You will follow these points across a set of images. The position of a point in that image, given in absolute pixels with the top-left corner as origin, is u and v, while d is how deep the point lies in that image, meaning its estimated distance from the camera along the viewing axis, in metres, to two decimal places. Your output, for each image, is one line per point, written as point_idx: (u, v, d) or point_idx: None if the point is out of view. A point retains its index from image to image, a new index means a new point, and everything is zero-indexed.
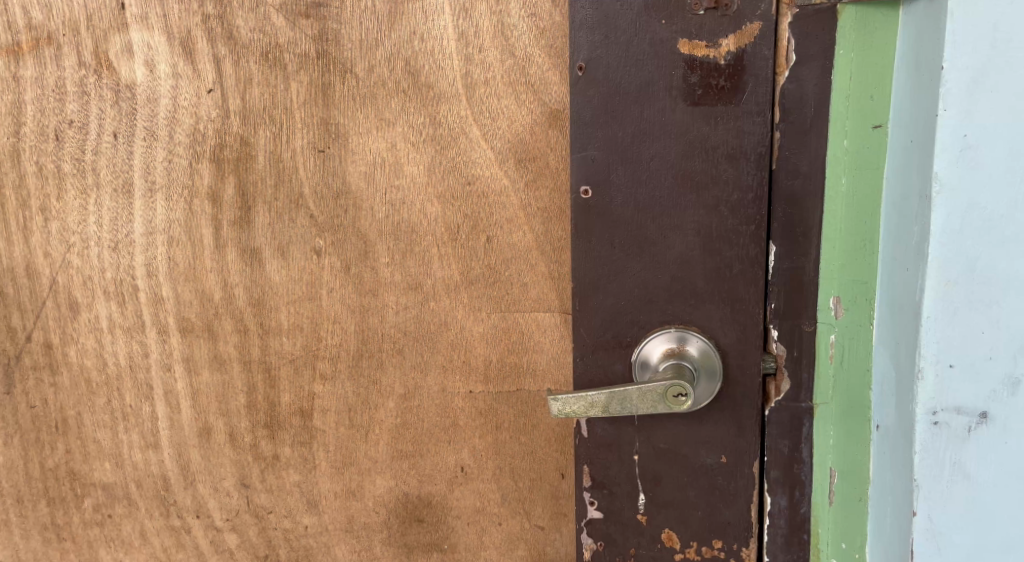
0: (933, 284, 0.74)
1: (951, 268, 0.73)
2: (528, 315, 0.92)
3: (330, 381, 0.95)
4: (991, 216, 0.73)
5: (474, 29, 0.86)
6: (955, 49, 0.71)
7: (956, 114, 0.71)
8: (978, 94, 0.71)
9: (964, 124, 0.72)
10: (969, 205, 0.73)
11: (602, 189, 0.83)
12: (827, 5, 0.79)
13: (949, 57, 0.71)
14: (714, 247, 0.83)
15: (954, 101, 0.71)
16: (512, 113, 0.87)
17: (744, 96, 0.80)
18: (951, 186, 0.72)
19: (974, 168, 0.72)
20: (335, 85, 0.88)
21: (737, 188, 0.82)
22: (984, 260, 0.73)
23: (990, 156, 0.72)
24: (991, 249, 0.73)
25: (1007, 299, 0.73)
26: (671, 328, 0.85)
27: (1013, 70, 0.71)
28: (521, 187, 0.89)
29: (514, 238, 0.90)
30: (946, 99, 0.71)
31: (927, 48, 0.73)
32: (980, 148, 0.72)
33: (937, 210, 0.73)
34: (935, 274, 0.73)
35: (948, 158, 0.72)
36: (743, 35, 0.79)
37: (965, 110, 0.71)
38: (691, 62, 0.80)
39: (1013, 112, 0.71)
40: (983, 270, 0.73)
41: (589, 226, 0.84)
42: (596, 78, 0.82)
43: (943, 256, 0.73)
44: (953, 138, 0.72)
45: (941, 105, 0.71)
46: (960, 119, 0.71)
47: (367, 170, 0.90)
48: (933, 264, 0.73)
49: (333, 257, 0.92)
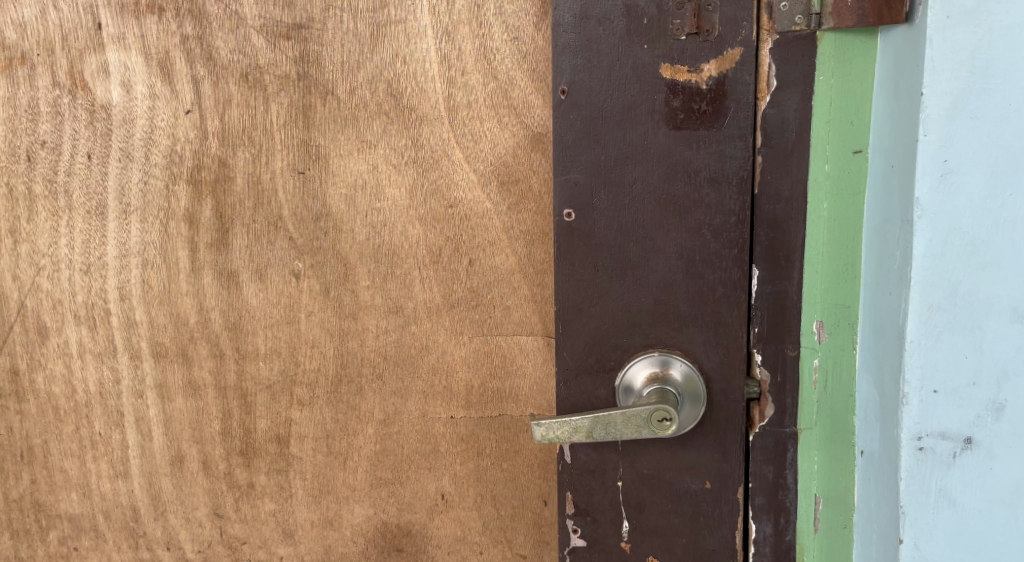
0: (916, 310, 0.73)
1: (934, 293, 0.73)
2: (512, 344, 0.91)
3: (308, 407, 0.93)
4: (973, 241, 0.72)
5: (456, 52, 0.85)
6: (933, 75, 0.70)
7: (937, 140, 0.71)
8: (957, 120, 0.71)
9: (944, 149, 0.71)
10: (951, 230, 0.72)
11: (585, 213, 0.82)
12: (807, 32, 0.77)
13: (928, 83, 0.70)
14: (697, 271, 0.82)
15: (934, 127, 0.71)
16: (495, 136, 0.86)
17: (727, 121, 0.79)
18: (933, 212, 0.72)
19: (955, 193, 0.72)
20: (315, 106, 0.87)
21: (720, 212, 0.80)
22: (966, 284, 0.73)
23: (972, 181, 0.71)
24: (973, 275, 0.73)
25: (989, 325, 0.73)
26: (654, 352, 0.84)
27: (992, 96, 0.70)
28: (504, 210, 0.88)
29: (496, 261, 0.89)
30: (926, 125, 0.71)
31: (905, 73, 0.73)
32: (960, 172, 0.71)
33: (920, 235, 0.72)
34: (919, 299, 0.73)
35: (929, 184, 0.71)
36: (724, 60, 0.78)
37: (945, 136, 0.71)
38: (673, 87, 0.79)
39: (992, 137, 0.71)
40: (966, 296, 0.73)
41: (572, 249, 0.84)
42: (579, 101, 0.81)
43: (926, 281, 0.73)
44: (934, 164, 0.71)
45: (921, 130, 0.71)
46: (941, 145, 0.71)
47: (348, 193, 0.89)
48: (917, 289, 0.73)
49: (312, 280, 0.91)
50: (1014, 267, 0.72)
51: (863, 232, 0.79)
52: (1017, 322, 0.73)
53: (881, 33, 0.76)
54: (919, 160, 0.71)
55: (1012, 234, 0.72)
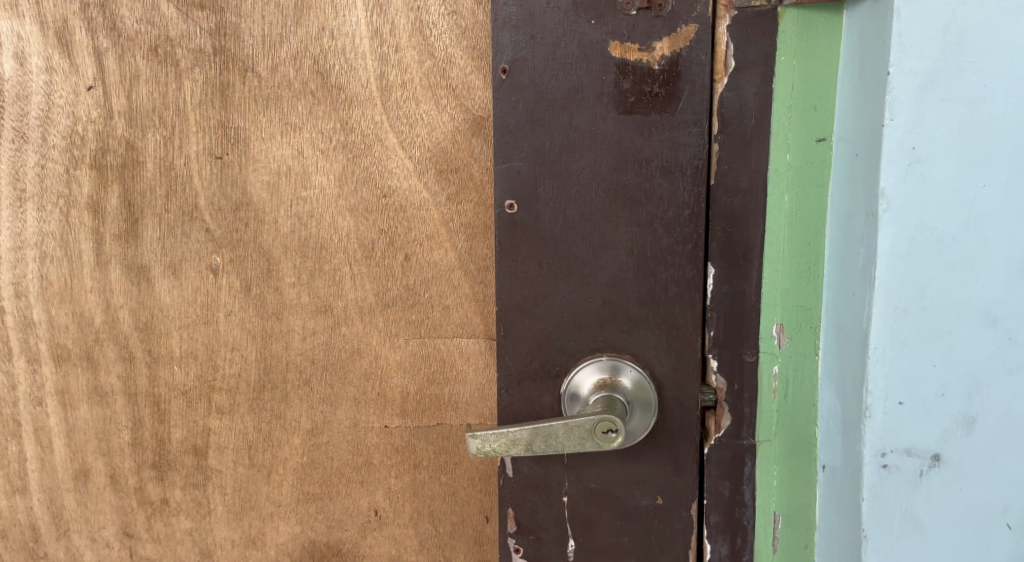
0: (880, 312, 0.67)
1: (901, 295, 0.67)
2: (451, 345, 0.85)
3: (228, 416, 0.86)
4: (943, 237, 0.66)
5: (389, 26, 0.77)
6: (901, 52, 0.64)
7: (905, 125, 0.65)
8: (927, 104, 0.65)
9: (913, 136, 0.65)
10: (919, 226, 0.66)
11: (529, 204, 0.76)
12: (767, 8, 0.70)
13: (895, 61, 0.64)
14: (648, 268, 0.75)
15: (902, 111, 0.65)
16: (432, 119, 0.79)
17: (681, 105, 0.72)
18: (900, 205, 0.66)
19: (923, 184, 0.66)
20: (233, 85, 0.79)
21: (673, 205, 0.74)
22: (935, 285, 0.67)
23: (942, 171, 0.65)
24: (943, 275, 0.67)
25: (960, 331, 0.67)
26: (603, 356, 0.77)
27: (964, 76, 0.64)
28: (442, 201, 0.81)
29: (435, 256, 0.83)
30: (894, 108, 0.65)
31: (872, 52, 0.67)
32: (930, 162, 0.65)
33: (886, 230, 0.66)
34: (885, 302, 0.67)
35: (896, 174, 0.65)
36: (678, 38, 0.71)
37: (913, 121, 0.65)
38: (621, 68, 0.72)
39: (964, 123, 0.65)
40: (935, 298, 0.67)
41: (515, 245, 0.77)
42: (521, 82, 0.73)
43: (893, 282, 0.67)
44: (901, 151, 0.65)
45: (887, 114, 0.65)
46: (909, 131, 0.65)
47: (270, 180, 0.81)
48: (883, 289, 0.67)
49: (232, 275, 0.83)
50: (986, 268, 0.66)
51: (826, 229, 0.73)
52: (990, 328, 0.67)
53: (848, 9, 0.69)
54: (886, 147, 0.65)
55: (985, 230, 0.66)
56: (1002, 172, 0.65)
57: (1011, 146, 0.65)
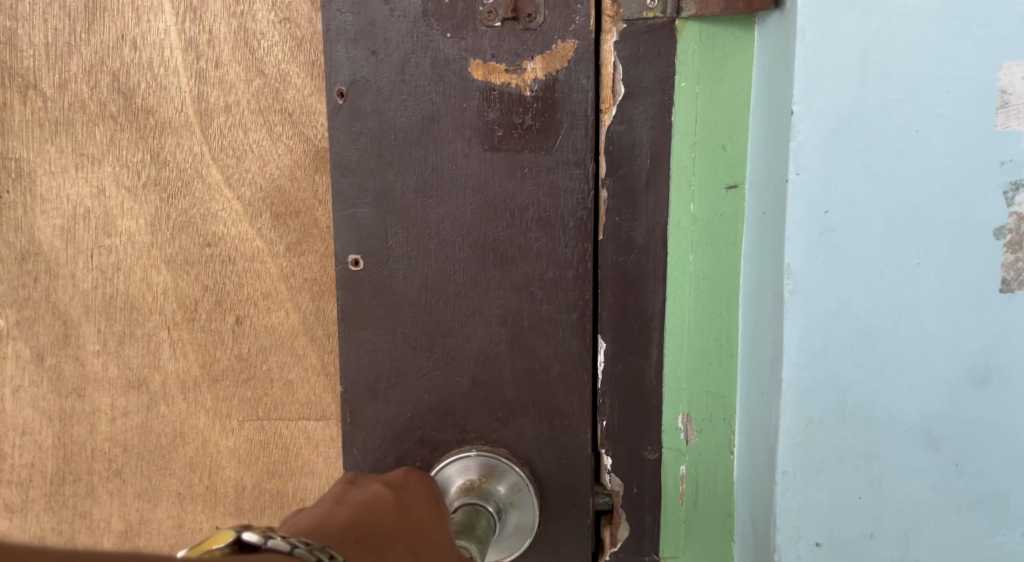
0: (788, 425, 0.52)
1: (814, 404, 0.52)
2: (297, 430, 0.70)
3: (20, 515, 0.70)
4: (867, 330, 0.51)
5: (203, 36, 0.64)
6: (807, 88, 0.50)
7: (815, 181, 0.50)
8: (843, 154, 0.50)
9: (825, 196, 0.51)
10: (836, 313, 0.51)
11: (375, 260, 0.60)
12: (662, 20, 0.56)
13: (801, 98, 0.50)
14: (525, 342, 0.60)
15: (810, 165, 0.50)
16: (264, 151, 0.66)
17: (559, 140, 0.57)
18: (811, 287, 0.51)
19: (840, 260, 0.51)
20: (13, 105, 0.66)
21: (554, 263, 0.59)
22: (859, 391, 0.52)
23: (864, 244, 0.51)
24: (868, 379, 0.52)
25: (891, 451, 0.52)
26: (473, 451, 0.61)
27: (889, 119, 0.50)
28: (281, 251, 0.67)
29: (273, 319, 0.68)
30: (800, 160, 0.50)
31: (776, 84, 0.52)
32: (847, 230, 0.51)
33: (794, 319, 0.51)
34: (794, 412, 0.52)
35: (804, 245, 0.51)
36: (553, 57, 0.57)
37: (825, 176, 0.50)
38: (484, 93, 0.57)
39: (892, 181, 0.50)
40: (858, 408, 0.52)
41: (361, 310, 0.61)
42: (362, 108, 0.58)
43: (804, 386, 0.52)
44: (811, 216, 0.51)
45: (792, 166, 0.51)
46: (819, 190, 0.51)
47: (65, 225, 0.67)
48: (791, 395, 0.52)
49: (20, 343, 0.69)
50: (924, 370, 0.51)
51: (739, 297, 0.59)
52: (931, 451, 0.52)
53: (759, 23, 0.55)
54: (792, 212, 0.51)
55: (920, 321, 0.51)
56: (942, 244, 0.51)
57: (955, 211, 0.50)
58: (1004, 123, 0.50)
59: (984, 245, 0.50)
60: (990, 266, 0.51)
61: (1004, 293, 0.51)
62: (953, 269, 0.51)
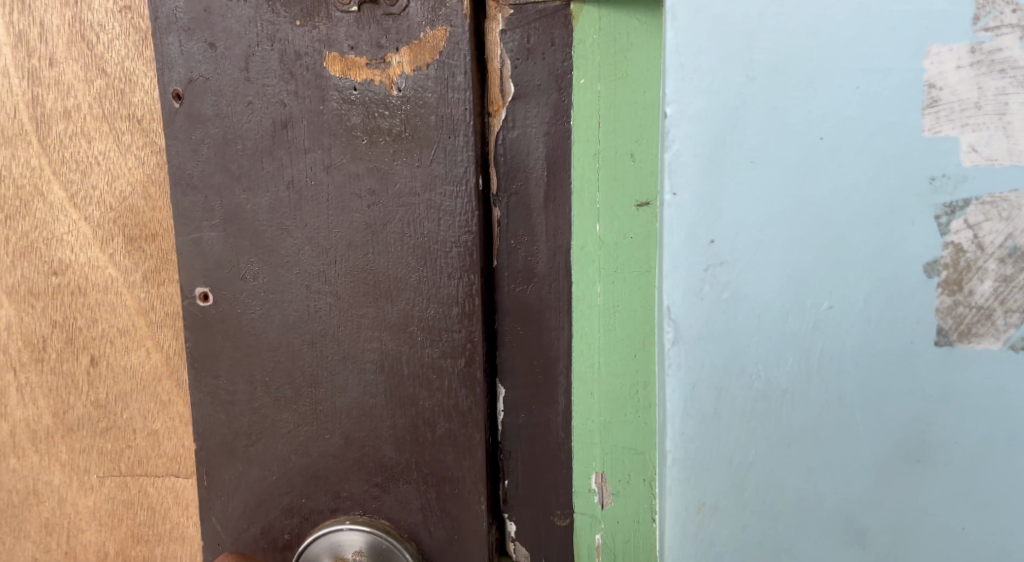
0: (676, 507, 0.42)
1: (706, 489, 0.42)
2: (165, 487, 0.61)
3: None
4: (767, 389, 0.41)
5: (38, 30, 0.58)
6: (681, 83, 0.40)
7: (696, 202, 0.41)
8: (729, 169, 0.40)
9: (707, 220, 0.41)
10: (730, 370, 0.41)
11: (227, 294, 0.50)
12: (554, 5, 0.47)
13: (676, 96, 0.40)
14: (404, 394, 0.50)
15: (687, 181, 0.41)
16: (110, 163, 0.59)
17: (433, 150, 0.47)
18: (697, 336, 0.41)
19: (734, 303, 0.41)
20: None
21: (434, 299, 0.49)
22: (762, 471, 0.41)
23: (761, 281, 0.41)
24: (773, 453, 0.41)
25: (806, 545, 0.41)
26: (355, 532, 0.50)
27: (785, 121, 0.40)
28: (137, 280, 0.60)
29: (130, 360, 0.61)
30: (674, 175, 0.41)
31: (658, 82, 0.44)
32: (738, 263, 0.41)
33: (677, 377, 0.41)
34: (682, 493, 0.42)
35: (686, 283, 0.41)
36: (422, 47, 0.47)
37: (708, 197, 0.41)
38: (343, 93, 0.48)
39: (791, 204, 0.40)
40: (764, 490, 0.41)
41: (213, 353, 0.51)
42: (202, 111, 0.49)
43: (692, 463, 0.42)
44: (692, 246, 0.41)
45: (666, 181, 0.41)
46: (698, 213, 0.41)
47: None
48: (679, 475, 0.42)
49: None
50: (847, 442, 0.41)
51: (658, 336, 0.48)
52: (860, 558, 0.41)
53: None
54: (668, 239, 0.41)
55: (836, 381, 0.41)
56: (860, 288, 0.40)
57: (874, 239, 0.40)
58: (931, 127, 0.40)
59: (910, 287, 0.40)
60: (924, 310, 0.40)
61: (941, 347, 0.40)
62: (874, 316, 0.40)
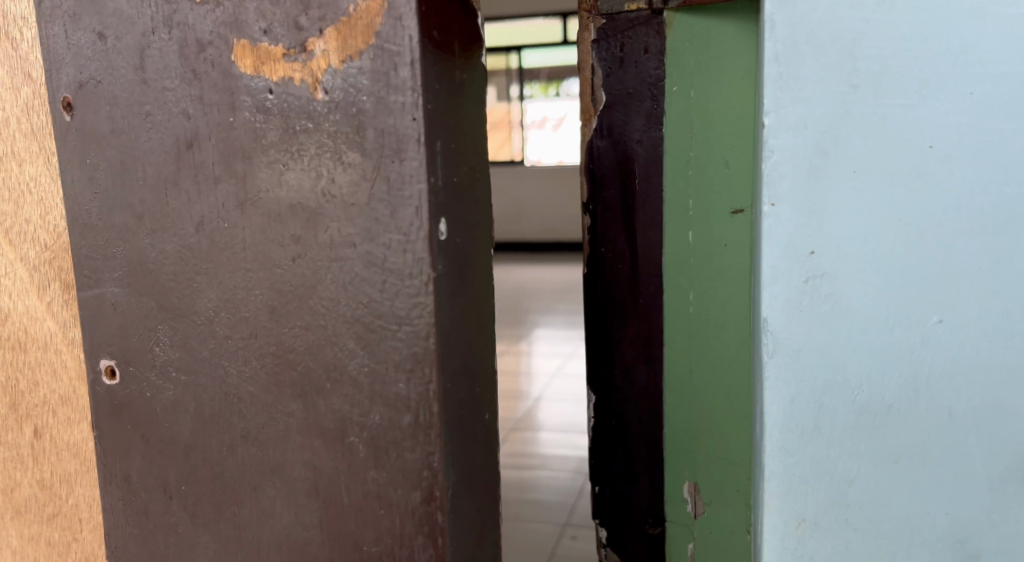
0: (782, 452, 0.60)
1: (826, 421, 0.59)
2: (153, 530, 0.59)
3: None
4: (819, 307, 0.58)
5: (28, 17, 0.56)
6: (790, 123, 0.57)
7: (796, 212, 0.58)
8: (827, 174, 0.57)
9: (810, 226, 0.57)
10: (819, 353, 0.59)
11: (220, 304, 0.56)
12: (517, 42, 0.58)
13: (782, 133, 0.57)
14: (319, 402, 0.55)
15: (787, 197, 0.58)
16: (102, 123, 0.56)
17: (366, 155, 0.52)
18: (796, 344, 0.59)
19: (836, 304, 0.58)
20: None
21: (391, 301, 0.53)
22: (861, 397, 0.58)
23: (853, 265, 0.57)
24: (855, 420, 0.59)
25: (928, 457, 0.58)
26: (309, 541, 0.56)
27: (865, 138, 0.56)
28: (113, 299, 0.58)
29: (153, 363, 0.58)
30: (774, 194, 0.58)
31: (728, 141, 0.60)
32: (831, 261, 0.58)
33: (777, 365, 0.59)
34: (791, 422, 0.60)
35: (790, 273, 0.58)
36: (345, 36, 0.51)
37: (811, 208, 0.57)
38: (260, 96, 0.53)
39: (893, 217, 0.56)
40: (898, 446, 0.59)
41: (180, 359, 0.57)
42: (180, 141, 0.55)
43: (786, 440, 0.60)
44: (793, 253, 0.58)
45: (770, 197, 0.58)
46: (806, 225, 0.58)
47: None
48: (790, 429, 0.60)
49: None
50: (910, 402, 0.58)
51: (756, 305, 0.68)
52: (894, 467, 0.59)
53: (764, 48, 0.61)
54: (774, 253, 0.58)
55: (875, 324, 0.58)
56: (897, 246, 0.57)
57: (912, 224, 0.56)
58: (956, 122, 0.55)
59: (948, 246, 0.56)
60: (953, 268, 0.56)
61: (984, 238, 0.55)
62: (909, 274, 0.57)
